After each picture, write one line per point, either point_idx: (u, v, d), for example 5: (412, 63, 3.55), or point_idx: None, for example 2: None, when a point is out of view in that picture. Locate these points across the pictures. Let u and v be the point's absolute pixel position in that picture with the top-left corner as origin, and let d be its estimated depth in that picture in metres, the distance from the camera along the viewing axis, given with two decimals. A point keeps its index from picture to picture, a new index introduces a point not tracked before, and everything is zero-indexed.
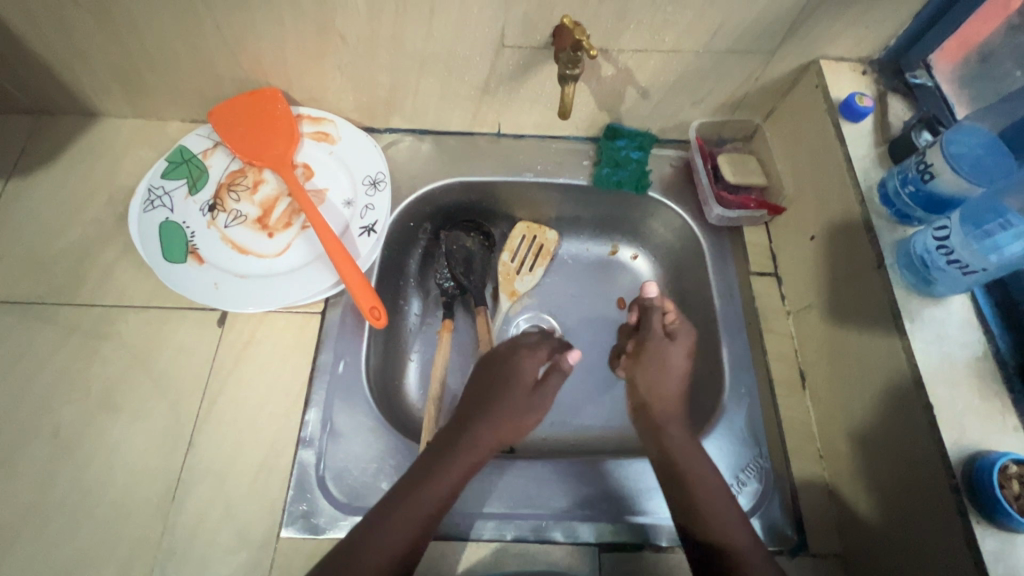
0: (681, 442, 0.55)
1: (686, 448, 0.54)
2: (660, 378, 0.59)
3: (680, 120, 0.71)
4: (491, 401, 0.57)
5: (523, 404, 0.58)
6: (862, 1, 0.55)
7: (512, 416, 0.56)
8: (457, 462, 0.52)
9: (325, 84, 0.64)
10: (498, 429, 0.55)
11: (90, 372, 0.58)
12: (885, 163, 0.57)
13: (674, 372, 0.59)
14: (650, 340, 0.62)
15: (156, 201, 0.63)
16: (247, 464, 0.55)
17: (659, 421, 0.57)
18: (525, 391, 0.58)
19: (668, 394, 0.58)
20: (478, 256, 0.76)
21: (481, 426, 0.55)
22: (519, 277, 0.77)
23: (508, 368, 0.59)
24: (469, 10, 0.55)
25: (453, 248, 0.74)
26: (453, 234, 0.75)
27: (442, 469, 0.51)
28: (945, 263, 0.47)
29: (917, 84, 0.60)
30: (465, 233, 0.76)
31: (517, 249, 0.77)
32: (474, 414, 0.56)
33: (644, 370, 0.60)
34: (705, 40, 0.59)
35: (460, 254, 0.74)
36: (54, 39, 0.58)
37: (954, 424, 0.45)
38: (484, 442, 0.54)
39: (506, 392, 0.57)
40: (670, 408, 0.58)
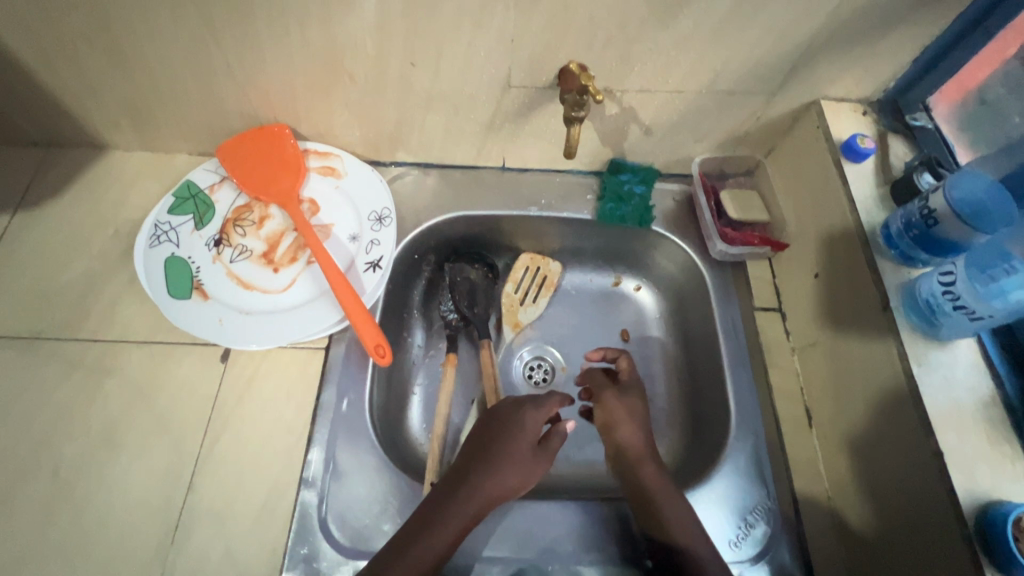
0: (659, 479, 0.56)
1: (666, 490, 0.55)
2: (625, 420, 0.61)
3: (683, 156, 0.72)
4: (491, 456, 0.55)
5: (523, 460, 0.56)
6: (862, 44, 0.56)
7: (512, 472, 0.55)
8: (452, 519, 0.51)
9: (333, 120, 0.65)
10: (499, 487, 0.54)
11: (92, 408, 0.57)
12: (888, 203, 0.57)
13: (633, 412, 0.61)
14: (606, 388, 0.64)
15: (163, 236, 0.63)
16: (248, 503, 0.54)
17: (633, 461, 0.58)
18: (525, 447, 0.57)
19: (636, 434, 0.59)
20: (482, 288, 0.76)
21: (479, 481, 0.53)
22: (523, 308, 0.77)
23: (509, 423, 0.58)
24: (476, 53, 0.56)
25: (456, 280, 0.75)
26: (458, 266, 0.76)
27: (436, 525, 0.50)
28: (951, 308, 0.47)
29: (917, 126, 0.61)
30: (469, 264, 0.77)
31: (520, 280, 0.77)
32: (474, 469, 0.54)
33: (607, 412, 0.62)
34: (707, 81, 0.60)
35: (464, 286, 0.75)
36: (69, 75, 0.59)
37: (965, 472, 0.45)
38: (480, 499, 0.53)
39: (506, 447, 0.56)
40: (638, 447, 0.59)
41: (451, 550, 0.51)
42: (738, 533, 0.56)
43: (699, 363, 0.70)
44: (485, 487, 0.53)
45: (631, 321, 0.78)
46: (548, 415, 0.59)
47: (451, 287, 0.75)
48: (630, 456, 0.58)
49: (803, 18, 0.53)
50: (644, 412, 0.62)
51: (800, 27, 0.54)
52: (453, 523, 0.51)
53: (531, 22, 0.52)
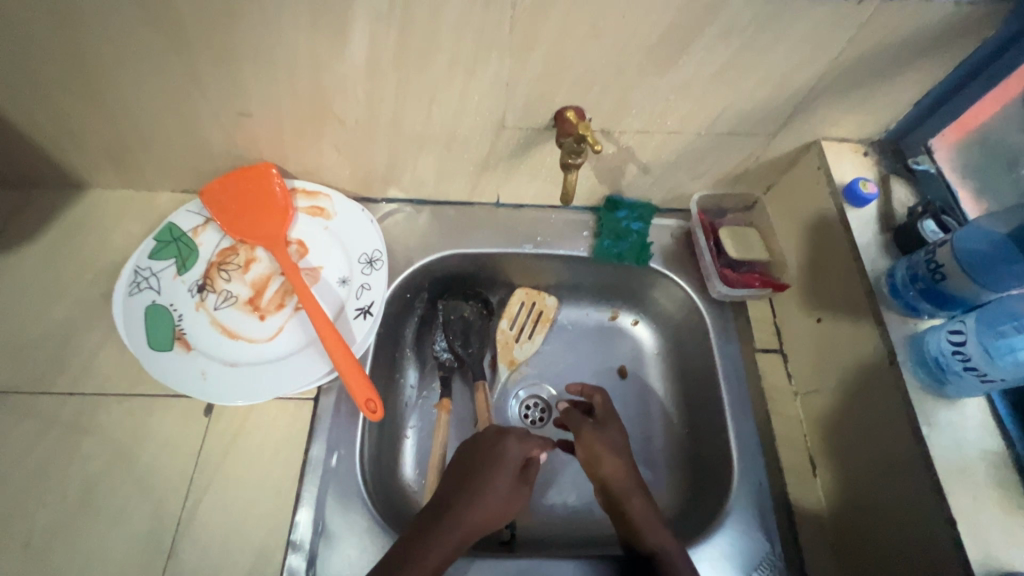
0: (643, 510, 0.57)
1: (649, 518, 0.56)
2: (606, 455, 0.60)
3: (682, 193, 0.70)
4: (472, 487, 0.54)
5: (504, 489, 0.55)
6: (863, 89, 0.55)
7: (493, 503, 0.54)
8: (431, 553, 0.49)
9: (321, 160, 0.63)
10: (482, 517, 0.53)
11: (67, 469, 0.55)
12: (892, 250, 0.56)
13: (612, 445, 0.61)
14: (582, 424, 0.63)
15: (143, 283, 0.60)
16: (234, 570, 0.52)
17: (619, 494, 0.58)
18: (508, 477, 0.56)
19: (618, 467, 0.59)
20: (476, 326, 0.74)
21: (460, 514, 0.52)
22: (518, 344, 0.75)
23: (491, 453, 0.57)
24: (469, 97, 0.54)
25: (450, 318, 0.73)
26: (451, 303, 0.74)
27: (418, 560, 0.49)
28: (962, 369, 0.46)
29: (921, 169, 0.60)
30: (464, 301, 0.75)
31: (516, 316, 0.75)
32: (455, 500, 0.53)
33: (587, 449, 0.61)
34: (707, 123, 0.58)
35: (457, 324, 0.73)
36: (46, 120, 0.56)
37: (978, 540, 0.44)
38: (462, 530, 0.51)
39: (489, 477, 0.55)
40: (620, 481, 0.58)
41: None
42: None
43: (701, 406, 0.68)
44: (468, 520, 0.52)
45: (628, 358, 0.76)
46: (532, 450, 0.58)
47: (445, 325, 0.73)
48: (613, 489, 0.58)
49: (804, 65, 0.52)
50: (624, 442, 0.62)
51: (801, 73, 0.52)
52: (434, 556, 0.49)
53: (527, 68, 0.51)
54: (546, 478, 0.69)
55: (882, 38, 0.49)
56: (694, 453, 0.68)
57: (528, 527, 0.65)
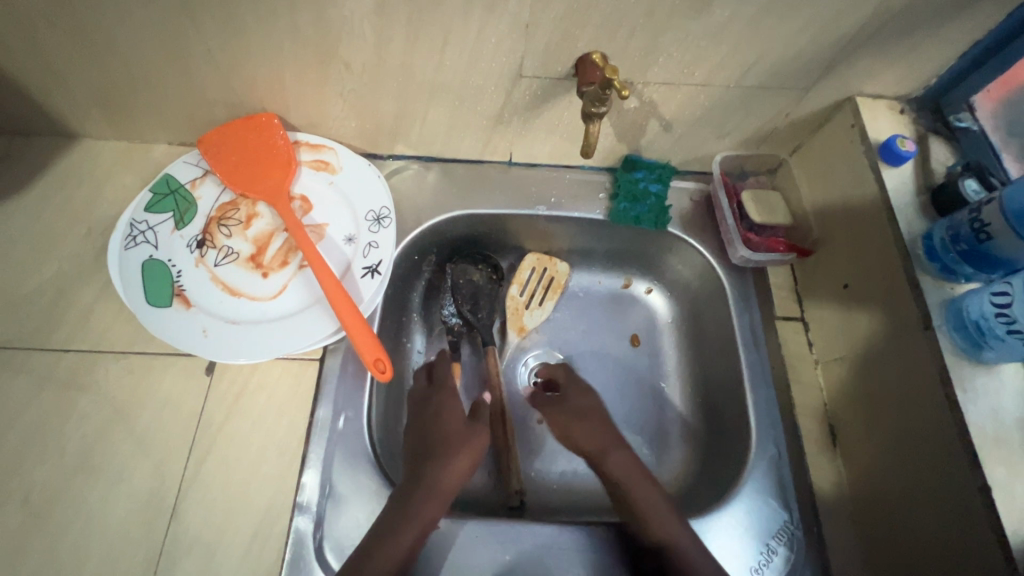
0: (624, 466, 0.57)
1: (633, 474, 0.56)
2: (575, 422, 0.60)
3: (703, 153, 0.67)
4: (431, 448, 0.55)
5: (461, 443, 0.56)
6: (906, 39, 0.51)
7: (460, 460, 0.55)
8: (414, 519, 0.50)
9: (325, 110, 0.60)
10: (450, 472, 0.54)
11: (63, 428, 0.53)
12: (929, 213, 0.54)
13: (575, 411, 0.61)
14: (545, 401, 0.64)
15: (139, 237, 0.58)
16: (240, 531, 0.50)
17: (596, 456, 0.58)
18: (459, 430, 0.57)
19: (587, 431, 0.59)
20: (485, 293, 0.71)
21: (431, 478, 0.53)
22: (529, 311, 0.72)
23: (431, 413, 0.59)
24: (486, 40, 0.50)
25: (459, 282, 0.70)
26: (460, 267, 0.71)
27: (397, 530, 0.49)
28: (1004, 332, 0.45)
29: (962, 127, 0.57)
30: (472, 265, 0.72)
31: (526, 282, 0.73)
32: (421, 463, 0.54)
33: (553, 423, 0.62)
34: (737, 75, 0.55)
35: (467, 289, 0.70)
36: (28, 59, 0.52)
37: (1013, 507, 0.43)
38: (440, 490, 0.52)
39: (443, 433, 0.57)
40: (594, 443, 0.59)
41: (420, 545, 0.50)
42: (759, 560, 0.54)
43: (716, 376, 0.67)
44: (438, 483, 0.53)
45: (641, 325, 0.74)
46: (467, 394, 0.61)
47: (455, 290, 0.70)
48: (591, 453, 0.59)
49: (848, 10, 0.48)
50: (591, 405, 0.62)
51: (843, 20, 0.49)
52: (417, 520, 0.50)
53: (549, 8, 0.47)
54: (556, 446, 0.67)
55: None
56: (708, 422, 0.67)
57: (538, 496, 0.64)
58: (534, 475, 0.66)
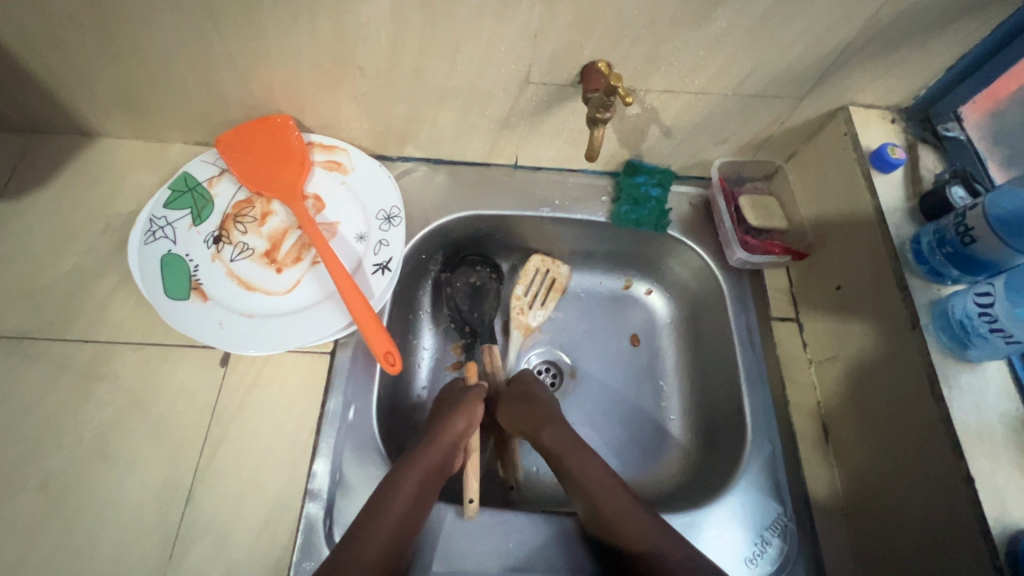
0: (561, 439, 0.57)
1: (568, 445, 0.56)
2: (514, 404, 0.61)
3: (702, 159, 0.70)
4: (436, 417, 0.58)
5: (459, 408, 0.58)
6: (895, 52, 0.54)
7: (455, 421, 0.56)
8: (411, 471, 0.51)
9: (339, 112, 0.62)
10: (453, 430, 0.55)
11: (81, 416, 0.54)
12: (917, 218, 0.56)
13: (514, 394, 0.62)
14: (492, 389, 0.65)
15: (157, 232, 0.60)
16: (251, 517, 0.52)
17: (533, 434, 0.58)
18: (456, 402, 0.59)
19: (525, 410, 0.60)
20: (484, 291, 0.72)
21: (431, 436, 0.55)
22: (531, 312, 0.74)
23: (445, 395, 0.62)
24: (496, 47, 0.53)
25: (456, 285, 0.71)
26: (458, 272, 0.72)
27: (397, 484, 0.50)
28: (987, 331, 0.47)
29: (949, 136, 0.60)
30: (472, 268, 0.73)
31: (530, 282, 0.74)
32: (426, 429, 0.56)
33: (500, 415, 0.62)
34: (735, 84, 0.57)
35: (464, 291, 0.71)
36: (54, 59, 0.55)
37: (995, 498, 0.45)
38: (440, 449, 0.54)
39: (448, 405, 0.59)
40: (529, 421, 0.59)
41: (420, 499, 0.51)
42: (753, 551, 0.55)
43: (712, 375, 0.69)
44: (435, 444, 0.54)
45: (641, 326, 0.76)
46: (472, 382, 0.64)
47: (449, 296, 0.71)
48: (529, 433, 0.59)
49: (840, 23, 0.50)
50: (533, 389, 0.63)
51: (835, 33, 0.51)
52: (413, 475, 0.51)
53: (557, 17, 0.49)
54: None
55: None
56: (706, 419, 0.69)
57: (539, 493, 0.65)
58: (534, 472, 0.67)
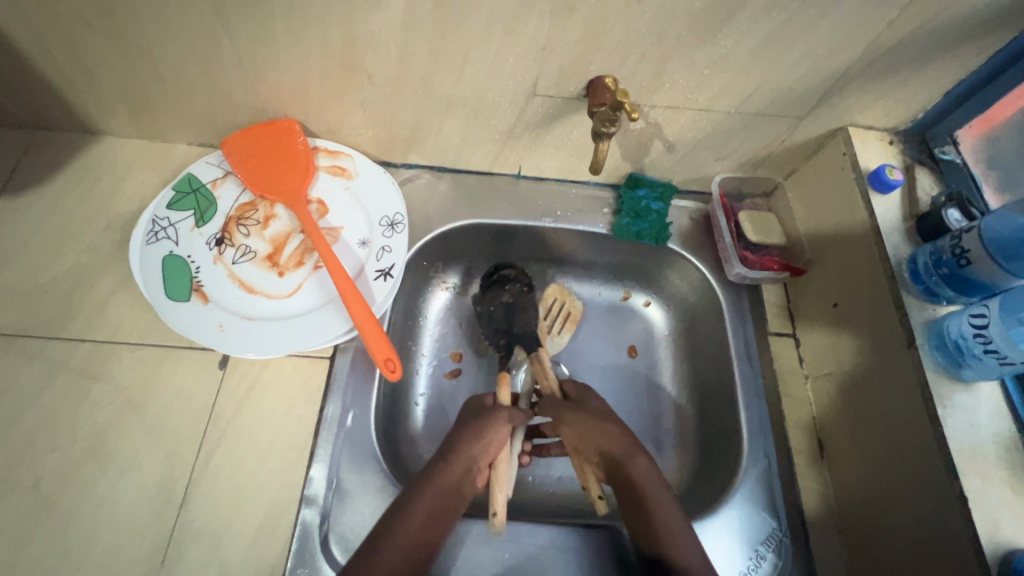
0: (647, 472, 0.55)
1: (651, 481, 0.54)
2: (597, 426, 0.57)
3: (704, 174, 0.71)
4: (452, 436, 0.56)
5: (483, 425, 0.56)
6: (893, 76, 0.55)
7: (470, 442, 0.55)
8: (421, 498, 0.51)
9: (345, 118, 0.62)
10: (467, 453, 0.54)
11: (77, 415, 0.54)
12: (913, 238, 0.57)
13: (594, 414, 0.59)
14: (560, 403, 0.60)
15: (160, 232, 0.60)
16: (246, 521, 0.52)
17: (620, 460, 0.55)
18: (477, 418, 0.57)
19: (614, 432, 0.57)
20: (520, 306, 0.71)
21: (445, 460, 0.53)
22: (551, 337, 0.74)
23: (470, 410, 0.59)
24: (504, 60, 0.53)
25: (489, 308, 0.71)
26: (489, 295, 0.72)
27: (408, 506, 0.50)
28: (982, 351, 0.48)
29: (946, 159, 0.62)
30: (502, 287, 0.72)
31: (550, 308, 0.76)
32: (443, 448, 0.55)
33: (571, 432, 0.58)
34: (739, 101, 0.58)
35: (498, 312, 0.71)
36: (63, 58, 0.55)
37: (988, 517, 0.45)
38: (456, 468, 0.53)
39: (468, 423, 0.57)
40: (617, 446, 0.56)
41: (431, 525, 0.50)
42: (748, 564, 0.56)
43: (710, 387, 0.69)
44: (450, 464, 0.53)
45: (638, 337, 0.76)
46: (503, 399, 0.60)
47: (489, 318, 0.71)
48: (613, 457, 0.56)
49: (842, 46, 0.51)
50: (606, 409, 0.60)
51: (837, 55, 0.52)
52: (423, 500, 0.51)
53: (566, 32, 0.50)
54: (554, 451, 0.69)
55: (919, 24, 0.49)
56: (702, 432, 0.69)
57: (533, 501, 0.65)
58: (531, 480, 0.66)
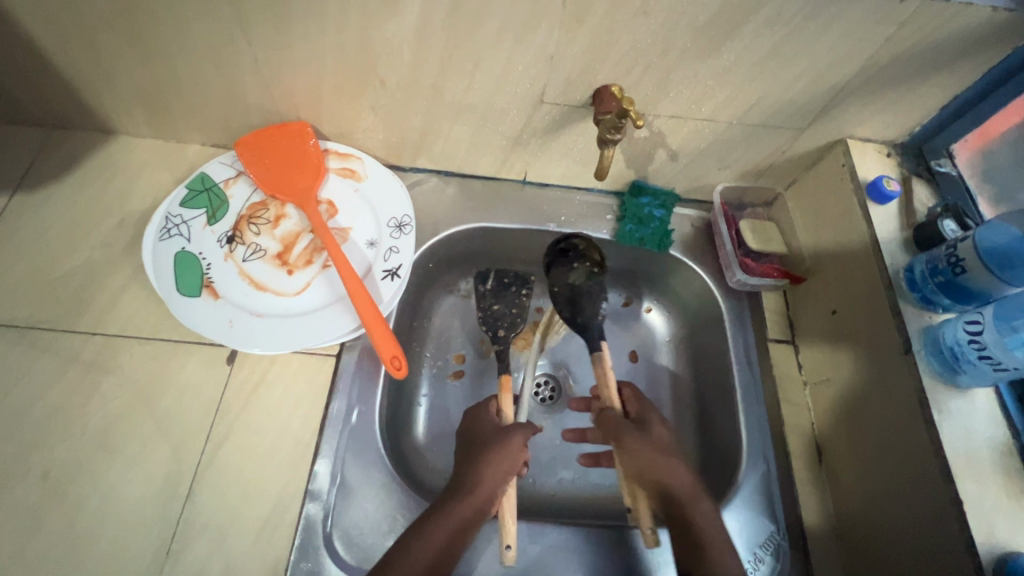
0: (709, 515, 0.52)
1: (713, 526, 0.52)
2: (661, 457, 0.54)
3: (706, 183, 0.72)
4: (471, 460, 0.53)
5: (504, 451, 0.53)
6: (890, 91, 0.57)
7: (493, 470, 0.52)
8: (438, 528, 0.49)
9: (357, 122, 0.64)
10: (490, 481, 0.52)
11: (87, 407, 0.55)
12: (911, 248, 0.59)
13: (658, 444, 0.55)
14: (622, 425, 0.56)
15: (173, 229, 0.61)
16: (251, 516, 0.52)
17: (685, 501, 0.52)
18: (497, 442, 0.54)
19: (680, 469, 0.54)
20: (588, 291, 0.66)
21: (467, 492, 0.51)
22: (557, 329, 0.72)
23: (488, 431, 0.56)
24: (513, 68, 0.55)
25: (555, 286, 0.66)
26: (557, 271, 0.67)
27: (422, 535, 0.48)
28: (976, 357, 0.49)
29: (941, 172, 0.63)
30: (572, 266, 0.67)
31: None
32: (462, 474, 0.53)
33: (632, 458, 0.54)
34: (741, 112, 0.60)
35: (563, 294, 0.66)
36: (84, 59, 0.56)
37: (983, 521, 0.46)
38: (477, 498, 0.51)
39: (487, 447, 0.54)
40: (682, 483, 0.53)
41: (444, 557, 0.48)
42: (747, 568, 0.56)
43: (710, 392, 0.70)
44: (474, 492, 0.51)
45: (639, 342, 0.77)
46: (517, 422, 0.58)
47: (552, 298, 0.67)
48: (676, 496, 0.53)
49: (841, 61, 0.53)
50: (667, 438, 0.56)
51: (837, 69, 0.54)
52: (440, 531, 0.49)
53: (575, 42, 0.52)
54: (554, 453, 0.69)
55: (916, 40, 0.51)
56: (702, 438, 0.70)
57: (534, 503, 0.65)
58: (532, 482, 0.67)
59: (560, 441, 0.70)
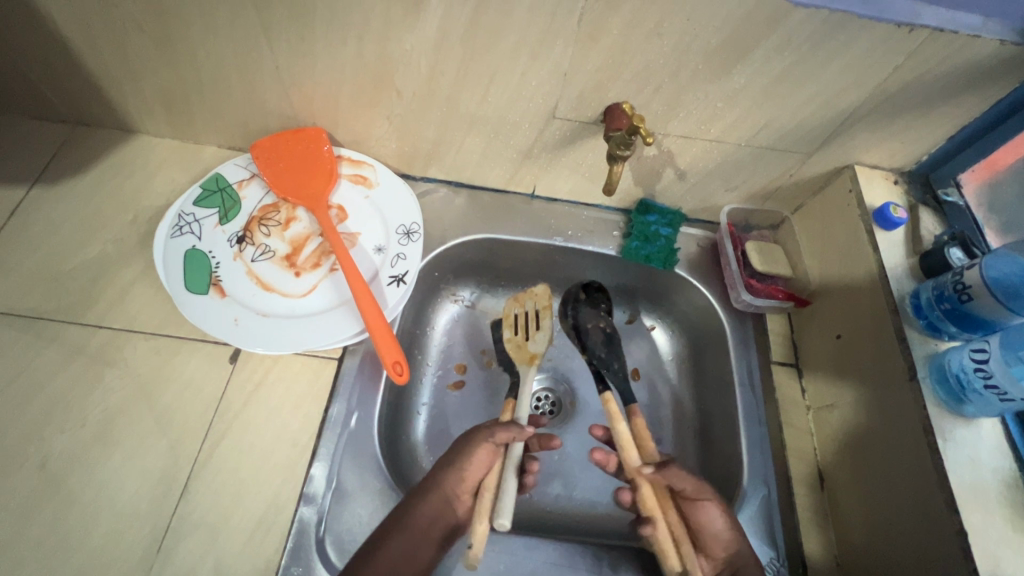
0: None
1: None
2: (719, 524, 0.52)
3: (712, 204, 0.73)
4: (437, 464, 0.55)
5: (464, 453, 0.54)
6: (897, 119, 0.58)
7: (448, 474, 0.53)
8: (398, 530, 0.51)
9: (371, 130, 0.65)
10: (448, 484, 0.53)
11: (88, 400, 0.55)
12: (917, 275, 0.59)
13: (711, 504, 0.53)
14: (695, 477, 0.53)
15: (185, 227, 0.62)
16: (244, 516, 0.52)
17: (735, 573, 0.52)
18: (464, 444, 0.55)
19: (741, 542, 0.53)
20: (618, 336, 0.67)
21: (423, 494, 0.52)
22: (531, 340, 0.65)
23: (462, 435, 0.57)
24: (527, 84, 0.56)
25: (588, 327, 0.67)
26: (587, 312, 0.68)
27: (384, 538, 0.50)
28: (982, 387, 0.48)
29: (948, 201, 0.63)
30: (600, 311, 0.69)
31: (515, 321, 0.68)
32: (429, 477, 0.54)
33: (702, 514, 0.52)
34: (749, 135, 0.61)
35: (596, 335, 0.67)
36: (111, 59, 0.58)
37: (988, 553, 0.45)
38: (434, 503, 0.52)
39: (453, 450, 0.55)
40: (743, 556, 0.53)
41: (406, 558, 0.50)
42: None
43: (712, 413, 0.69)
44: (429, 495, 0.52)
45: (642, 360, 0.76)
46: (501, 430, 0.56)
47: (583, 336, 0.67)
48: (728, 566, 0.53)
49: (850, 88, 0.54)
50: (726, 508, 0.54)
51: (846, 95, 0.55)
52: (399, 532, 0.51)
53: (588, 61, 0.53)
54: (552, 468, 0.68)
55: (923, 71, 0.52)
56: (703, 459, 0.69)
57: (529, 518, 0.64)
58: (528, 497, 0.66)
59: (559, 456, 0.69)
